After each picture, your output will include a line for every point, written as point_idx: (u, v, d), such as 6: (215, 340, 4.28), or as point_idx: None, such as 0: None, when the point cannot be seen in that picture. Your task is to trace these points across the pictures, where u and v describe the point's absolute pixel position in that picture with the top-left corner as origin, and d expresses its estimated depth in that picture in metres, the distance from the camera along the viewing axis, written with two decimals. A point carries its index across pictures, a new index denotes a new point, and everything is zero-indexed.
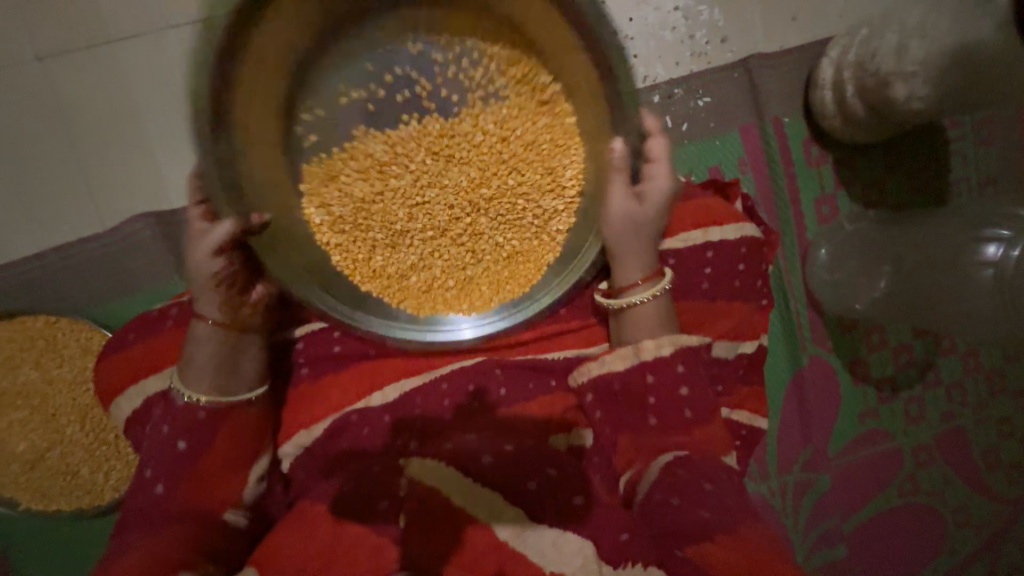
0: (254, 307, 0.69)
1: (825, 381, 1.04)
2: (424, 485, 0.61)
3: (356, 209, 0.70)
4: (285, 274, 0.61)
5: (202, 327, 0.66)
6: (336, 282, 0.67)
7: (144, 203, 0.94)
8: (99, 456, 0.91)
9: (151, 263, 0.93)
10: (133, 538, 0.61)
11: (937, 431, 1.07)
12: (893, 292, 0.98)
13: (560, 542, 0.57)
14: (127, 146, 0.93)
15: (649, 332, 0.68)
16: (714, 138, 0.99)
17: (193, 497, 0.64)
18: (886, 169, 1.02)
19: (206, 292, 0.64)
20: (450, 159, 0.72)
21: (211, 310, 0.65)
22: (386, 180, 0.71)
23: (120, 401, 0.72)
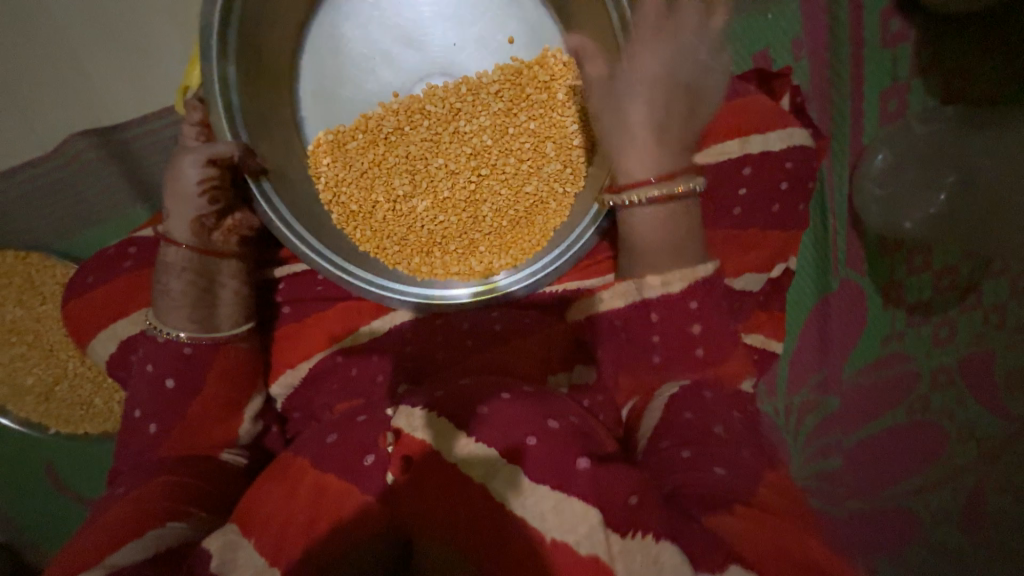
0: (230, 235, 0.65)
1: (854, 307, 0.94)
2: (416, 439, 0.57)
3: (355, 171, 0.68)
4: (285, 222, 0.60)
5: (175, 252, 0.62)
6: (339, 242, 0.67)
7: (84, 119, 0.81)
8: (108, 387, 0.92)
9: (105, 192, 0.83)
10: (123, 484, 0.60)
11: (962, 356, 0.91)
12: (947, 210, 0.87)
13: (562, 507, 0.50)
14: (54, 47, 0.79)
15: (655, 263, 0.60)
16: (766, 11, 0.79)
17: (186, 441, 0.65)
18: (981, 45, 0.79)
19: (183, 211, 0.61)
20: (460, 117, 0.67)
21: (184, 234, 0.62)
22: (394, 143, 0.68)
23: (96, 345, 0.68)
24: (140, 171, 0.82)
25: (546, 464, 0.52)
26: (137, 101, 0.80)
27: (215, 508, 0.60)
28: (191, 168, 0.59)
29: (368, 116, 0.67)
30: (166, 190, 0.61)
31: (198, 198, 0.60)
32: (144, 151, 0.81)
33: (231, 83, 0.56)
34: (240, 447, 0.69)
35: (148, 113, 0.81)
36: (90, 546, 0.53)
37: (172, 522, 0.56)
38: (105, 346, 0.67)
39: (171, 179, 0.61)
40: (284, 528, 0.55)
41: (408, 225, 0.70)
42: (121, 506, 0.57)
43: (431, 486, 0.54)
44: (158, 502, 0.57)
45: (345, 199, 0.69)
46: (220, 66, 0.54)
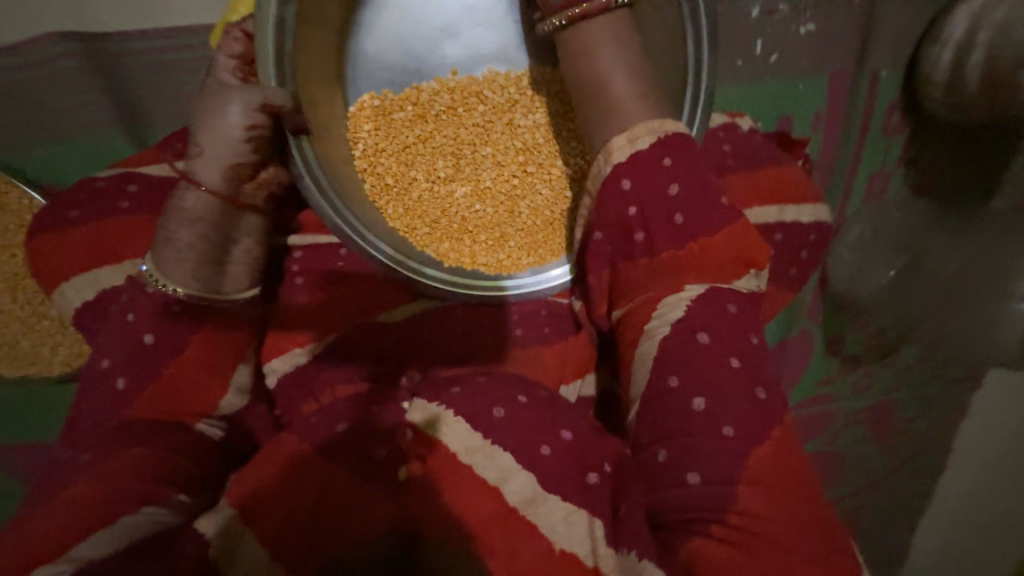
0: (260, 190, 0.56)
1: (804, 352, 1.06)
2: (426, 436, 0.58)
3: (397, 143, 0.65)
4: (317, 185, 0.55)
5: (196, 199, 0.54)
6: (370, 214, 0.63)
7: (66, 18, 0.69)
8: (40, 330, 0.79)
9: (84, 107, 0.72)
10: (86, 452, 0.53)
11: (874, 404, 1.10)
12: (896, 283, 1.00)
13: (572, 519, 0.54)
14: None
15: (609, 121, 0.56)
16: (798, 81, 0.84)
17: (154, 407, 0.55)
18: (948, 153, 0.94)
19: (214, 153, 0.52)
20: (515, 109, 0.65)
21: (209, 178, 0.53)
22: (443, 124, 0.65)
23: (67, 289, 0.58)
24: (132, 92, 0.72)
25: (557, 475, 0.56)
26: (137, 13, 0.69)
27: (195, 488, 0.55)
28: (235, 110, 0.51)
29: (423, 89, 0.64)
30: (198, 129, 0.53)
31: (238, 144, 0.52)
32: (139, 70, 0.71)
33: (286, 28, 0.50)
34: (218, 419, 0.60)
35: (152, 30, 0.70)
36: (43, 532, 0.46)
37: (148, 506, 0.50)
38: (78, 294, 0.58)
39: (205, 116, 0.52)
40: (288, 520, 0.52)
41: (442, 208, 0.67)
42: (88, 479, 0.50)
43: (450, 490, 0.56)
44: (123, 483, 0.50)
45: (382, 170, 0.65)
46: (278, 8, 0.49)
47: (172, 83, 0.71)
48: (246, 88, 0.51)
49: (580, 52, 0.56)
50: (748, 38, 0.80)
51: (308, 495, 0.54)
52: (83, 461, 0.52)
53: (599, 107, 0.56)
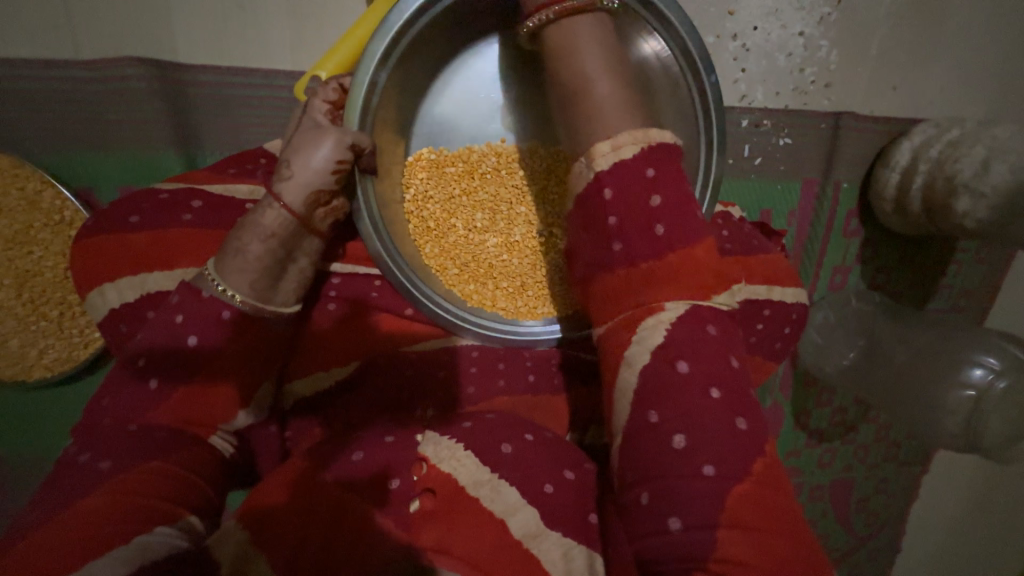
0: (329, 216, 0.60)
1: (774, 421, 1.16)
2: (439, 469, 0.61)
3: (444, 192, 0.73)
4: (373, 228, 0.63)
5: (274, 216, 0.57)
6: (409, 252, 0.69)
7: (141, 42, 0.74)
8: (33, 332, 0.78)
9: (141, 125, 0.76)
10: (104, 457, 0.53)
11: (834, 478, 1.24)
12: (858, 365, 1.08)
13: (571, 558, 0.57)
14: None
15: (595, 124, 0.57)
16: (777, 182, 0.98)
17: (182, 413, 0.57)
18: (900, 255, 1.07)
19: (300, 178, 0.56)
20: (550, 178, 0.74)
21: (292, 199, 0.57)
22: (485, 181, 0.73)
23: (108, 289, 0.60)
24: (188, 115, 0.77)
25: (561, 515, 0.59)
26: (205, 45, 0.75)
27: (203, 510, 0.55)
28: (328, 146, 0.56)
29: (473, 151, 0.73)
30: (291, 153, 0.57)
31: (325, 175, 0.57)
32: (199, 97, 0.76)
33: (376, 88, 0.59)
34: (231, 434, 0.62)
35: (217, 63, 0.75)
36: (60, 537, 0.46)
37: (163, 525, 0.50)
38: (119, 294, 0.60)
39: (299, 146, 0.57)
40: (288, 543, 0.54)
41: (473, 254, 0.74)
42: (105, 490, 0.50)
43: (457, 526, 0.57)
44: (149, 497, 0.51)
45: (425, 213, 0.72)
46: (375, 72, 0.58)
47: (231, 111, 0.77)
48: (339, 128, 0.57)
49: (565, 53, 0.59)
50: (738, 142, 0.95)
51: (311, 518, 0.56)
52: (103, 469, 0.52)
53: (582, 106, 0.58)
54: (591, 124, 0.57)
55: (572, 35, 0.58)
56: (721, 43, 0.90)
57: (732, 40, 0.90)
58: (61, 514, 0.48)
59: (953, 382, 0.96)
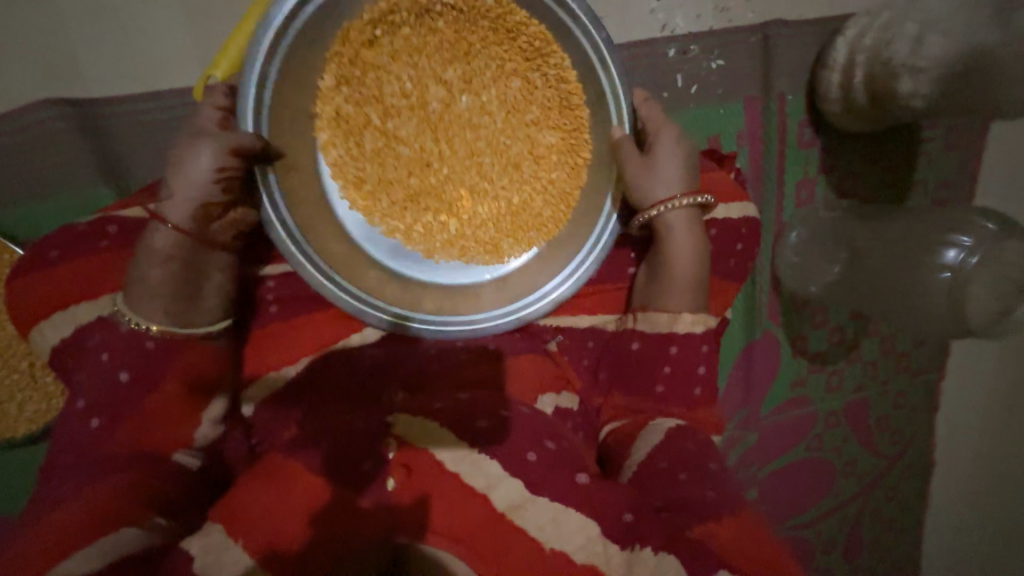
0: (228, 229, 0.62)
1: (771, 353, 1.13)
2: (418, 447, 0.59)
3: (372, 102, 0.67)
4: (279, 221, 0.59)
5: (164, 237, 0.58)
6: (331, 245, 0.66)
7: (60, 88, 0.78)
8: (8, 386, 0.80)
9: (72, 166, 0.79)
10: (68, 480, 0.53)
11: (846, 400, 1.21)
12: (845, 278, 1.03)
13: (561, 518, 0.55)
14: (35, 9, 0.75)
15: (675, 294, 0.73)
16: (718, 106, 0.96)
17: (135, 436, 0.57)
18: (862, 158, 1.04)
19: (187, 197, 0.58)
20: (467, 105, 0.70)
21: (178, 217, 0.58)
22: (402, 124, 0.69)
23: (45, 327, 0.62)
24: (115, 149, 0.80)
25: (546, 478, 0.58)
26: (120, 79, 0.79)
27: (175, 512, 0.55)
28: (206, 155, 0.57)
29: (370, 94, 0.67)
30: (173, 174, 0.58)
31: (207, 187, 0.57)
32: (123, 130, 0.80)
33: (268, 83, 0.57)
34: (195, 450, 0.62)
35: (136, 94, 0.79)
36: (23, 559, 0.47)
37: (131, 527, 0.50)
38: (56, 330, 0.61)
39: (179, 163, 0.58)
40: (276, 534, 0.53)
41: (428, 203, 0.73)
42: (68, 504, 0.50)
43: (438, 497, 0.56)
44: (112, 504, 0.51)
45: (354, 130, 0.67)
46: (264, 66, 0.55)
47: (162, 138, 0.80)
48: (217, 136, 0.57)
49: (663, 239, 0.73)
50: (670, 72, 0.93)
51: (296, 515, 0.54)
52: (59, 493, 0.52)
53: (669, 279, 0.74)
54: (662, 294, 0.74)
55: (671, 226, 0.73)
56: None
57: None
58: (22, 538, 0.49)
59: (932, 266, 0.88)
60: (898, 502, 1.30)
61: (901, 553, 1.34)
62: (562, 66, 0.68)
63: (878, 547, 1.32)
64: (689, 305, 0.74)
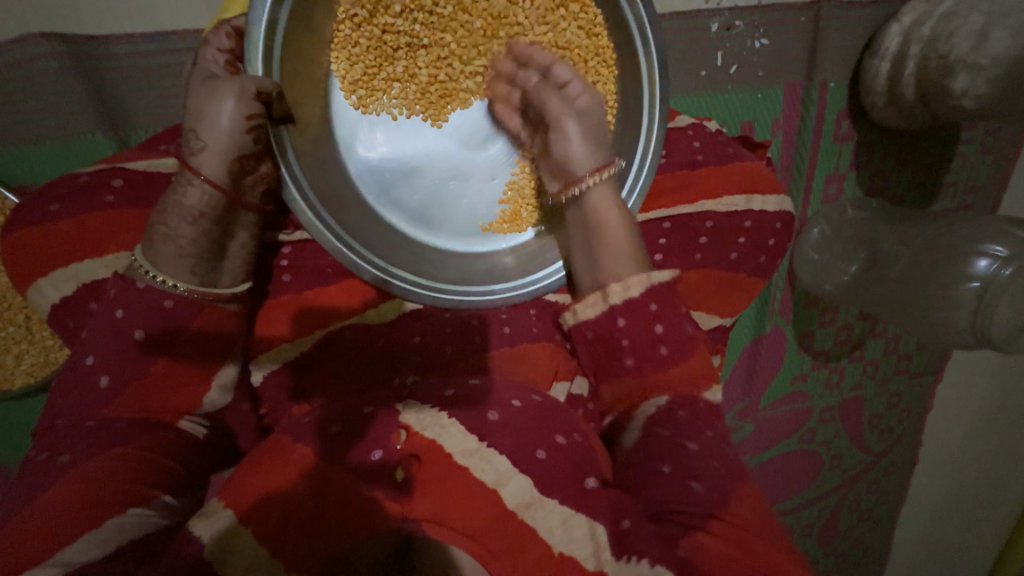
0: (258, 185, 0.57)
1: (777, 348, 1.13)
2: (426, 438, 0.56)
3: (384, 47, 0.64)
4: (296, 183, 0.56)
5: (196, 193, 0.53)
6: (345, 208, 0.63)
7: (53, 21, 0.71)
8: (5, 338, 0.78)
9: (67, 110, 0.74)
10: (68, 452, 0.51)
11: (844, 397, 1.22)
12: (860, 279, 1.02)
13: (570, 524, 0.53)
14: None
15: (616, 271, 0.64)
16: (756, 89, 0.90)
17: (138, 406, 0.55)
18: (897, 156, 1.00)
19: (217, 148, 0.52)
20: (489, 64, 0.67)
21: (211, 170, 0.53)
22: (424, 78, 0.66)
23: (43, 283, 0.59)
24: (113, 94, 0.74)
25: (557, 479, 0.55)
26: (120, 16, 0.73)
27: (180, 490, 0.55)
28: (230, 102, 0.51)
29: (395, 47, 0.64)
30: (193, 122, 0.52)
31: (237, 137, 0.52)
32: (120, 72, 0.73)
33: (277, 28, 0.53)
34: (201, 416, 0.60)
35: (135, 34, 0.73)
36: (23, 533, 0.46)
37: (136, 507, 0.50)
38: (55, 287, 0.58)
39: (199, 110, 0.52)
40: (283, 519, 0.51)
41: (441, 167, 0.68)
42: (69, 481, 0.49)
43: (450, 492, 0.54)
44: (116, 483, 0.50)
45: (365, 77, 0.64)
46: (273, 10, 0.52)
47: (166, 86, 0.75)
48: (239, 80, 0.51)
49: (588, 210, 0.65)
50: (710, 50, 0.87)
51: (297, 502, 0.52)
52: (61, 462, 0.51)
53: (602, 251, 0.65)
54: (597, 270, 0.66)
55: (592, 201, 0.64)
56: None
57: None
58: (27, 509, 0.48)
59: (959, 276, 0.85)
60: (880, 496, 1.34)
61: (875, 544, 1.39)
62: (591, 33, 0.66)
63: (855, 537, 1.37)
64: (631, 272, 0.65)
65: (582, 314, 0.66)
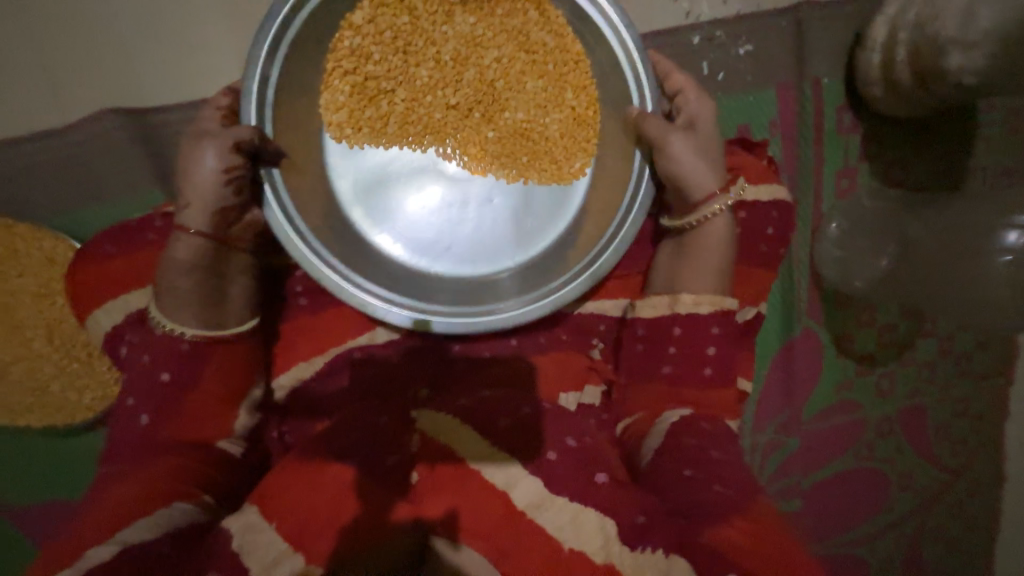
0: (247, 230, 0.64)
1: (812, 353, 1.07)
2: (438, 442, 0.61)
3: (368, 92, 0.69)
4: (295, 227, 0.62)
5: (186, 245, 0.60)
6: (351, 248, 0.68)
7: (119, 100, 0.86)
8: (70, 374, 0.87)
9: (130, 170, 0.86)
10: (123, 466, 0.58)
11: (902, 406, 1.12)
12: (894, 270, 1.00)
13: (581, 519, 0.54)
14: (98, 32, 0.84)
15: (695, 284, 0.69)
16: (747, 93, 0.92)
17: (179, 428, 0.61)
18: (913, 143, 0.98)
19: (205, 201, 0.60)
20: (466, 91, 0.71)
21: (199, 222, 0.60)
22: (408, 114, 0.70)
23: (98, 315, 0.67)
24: (166, 154, 0.86)
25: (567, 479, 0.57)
26: (171, 91, 0.86)
27: (220, 494, 0.59)
28: (211, 155, 0.59)
29: (378, 91, 0.69)
30: (184, 181, 0.60)
31: (218, 187, 0.59)
32: (171, 135, 0.86)
33: (271, 81, 0.61)
34: (237, 438, 0.66)
35: (182, 104, 0.86)
36: (87, 522, 0.52)
37: (182, 501, 0.55)
38: (107, 318, 0.66)
39: (185, 169, 0.60)
40: (303, 523, 0.53)
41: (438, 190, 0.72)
42: (125, 482, 0.55)
43: (465, 493, 0.56)
44: (166, 479, 0.56)
45: (354, 121, 0.69)
46: (265, 68, 0.60)
47: None
48: (220, 135, 0.59)
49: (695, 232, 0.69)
50: (695, 61, 0.91)
51: (319, 505, 0.54)
52: (115, 472, 0.58)
53: (693, 262, 0.69)
54: (676, 275, 0.71)
55: (705, 231, 0.68)
56: None
57: None
58: (89, 510, 0.54)
59: (991, 251, 0.86)
60: (969, 524, 1.18)
61: None
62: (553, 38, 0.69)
63: None
64: (707, 290, 0.69)
65: (641, 311, 0.72)
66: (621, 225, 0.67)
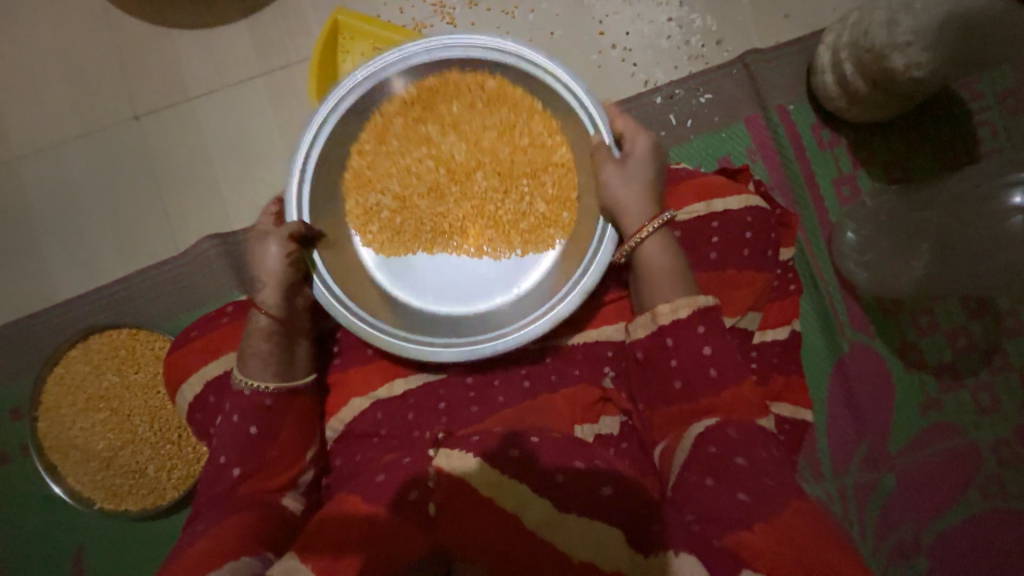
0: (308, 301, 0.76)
1: (874, 370, 0.98)
2: (455, 477, 0.64)
3: (382, 200, 0.80)
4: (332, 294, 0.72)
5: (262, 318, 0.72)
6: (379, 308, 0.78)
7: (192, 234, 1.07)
8: (163, 454, 1.02)
9: (212, 278, 1.05)
10: (204, 522, 0.65)
11: (1016, 424, 0.96)
12: (932, 267, 0.92)
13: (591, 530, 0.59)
14: (172, 187, 1.07)
15: (665, 292, 0.69)
16: (719, 131, 1.02)
17: (257, 480, 0.69)
18: (903, 142, 0.99)
19: (274, 284, 0.72)
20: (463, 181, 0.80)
21: (272, 302, 0.73)
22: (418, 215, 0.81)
23: (184, 387, 0.83)
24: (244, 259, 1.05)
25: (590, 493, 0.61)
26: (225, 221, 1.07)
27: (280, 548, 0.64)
28: (275, 247, 0.72)
29: (386, 200, 0.80)
30: (256, 272, 0.73)
31: (282, 270, 0.72)
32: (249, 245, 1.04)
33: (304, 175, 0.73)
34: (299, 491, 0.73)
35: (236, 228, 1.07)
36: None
37: (247, 557, 0.59)
38: (192, 388, 0.82)
39: (256, 261, 0.73)
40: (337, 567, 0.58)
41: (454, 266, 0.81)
42: (206, 539, 0.61)
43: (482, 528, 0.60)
44: (238, 539, 0.61)
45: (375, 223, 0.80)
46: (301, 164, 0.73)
47: None
48: (278, 231, 0.72)
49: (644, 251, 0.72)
50: (662, 115, 1.02)
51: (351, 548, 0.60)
52: (197, 526, 0.65)
53: (655, 275, 0.70)
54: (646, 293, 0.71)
55: (650, 252, 0.71)
56: (605, 55, 1.04)
57: (613, 48, 1.04)
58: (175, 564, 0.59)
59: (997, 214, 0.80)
60: None
61: None
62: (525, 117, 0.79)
63: None
64: (680, 293, 0.69)
65: (635, 333, 0.71)
66: (601, 240, 0.73)
